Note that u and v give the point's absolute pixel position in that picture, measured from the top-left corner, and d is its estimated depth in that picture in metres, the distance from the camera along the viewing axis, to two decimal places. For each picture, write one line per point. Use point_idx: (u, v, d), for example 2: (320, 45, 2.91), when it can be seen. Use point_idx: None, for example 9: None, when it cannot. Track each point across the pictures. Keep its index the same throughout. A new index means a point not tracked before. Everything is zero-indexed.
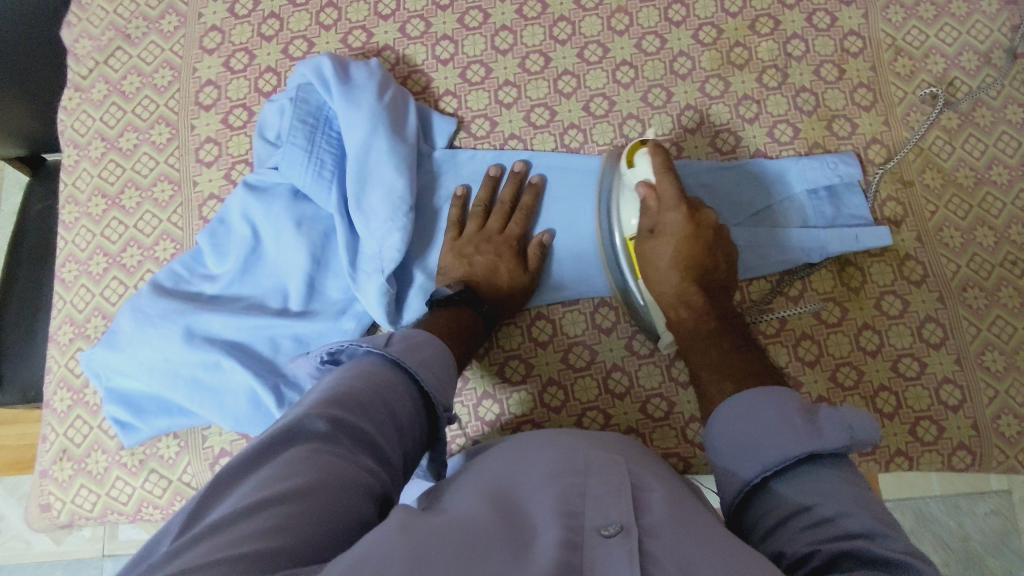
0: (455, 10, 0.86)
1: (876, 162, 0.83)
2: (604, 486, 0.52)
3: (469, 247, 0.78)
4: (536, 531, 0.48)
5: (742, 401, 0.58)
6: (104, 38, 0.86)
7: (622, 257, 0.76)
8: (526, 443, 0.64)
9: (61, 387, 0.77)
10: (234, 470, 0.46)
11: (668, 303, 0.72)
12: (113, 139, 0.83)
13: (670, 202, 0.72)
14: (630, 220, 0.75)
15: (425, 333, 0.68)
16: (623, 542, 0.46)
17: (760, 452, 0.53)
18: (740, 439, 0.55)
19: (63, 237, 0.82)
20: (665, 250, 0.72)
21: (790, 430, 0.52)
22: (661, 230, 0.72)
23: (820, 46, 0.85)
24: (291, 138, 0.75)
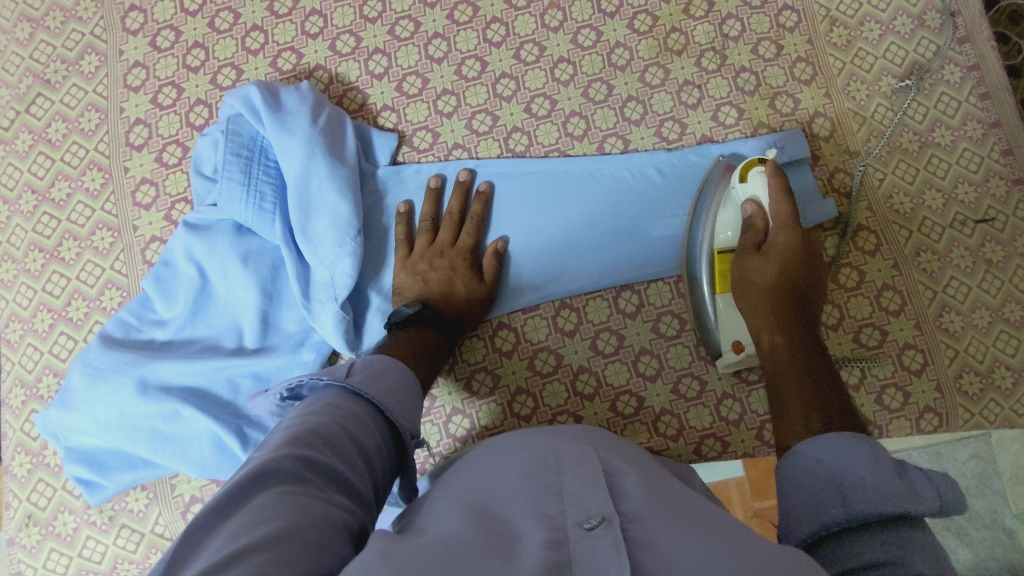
0: (384, 22, 0.84)
1: (821, 136, 0.83)
2: (579, 480, 0.52)
3: (422, 263, 0.77)
4: (518, 537, 0.47)
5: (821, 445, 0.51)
6: (23, 86, 0.83)
7: (704, 268, 0.73)
8: (499, 448, 0.63)
9: (20, 451, 0.75)
10: (203, 525, 0.44)
11: (762, 326, 0.66)
12: (44, 191, 0.80)
13: (783, 223, 0.67)
14: (725, 233, 0.71)
15: (387, 358, 0.67)
16: (606, 532, 0.45)
17: (849, 496, 0.46)
18: (823, 482, 0.48)
19: (4, 296, 0.79)
20: (771, 271, 0.66)
21: (885, 483, 0.45)
22: (770, 252, 0.67)
23: (756, 24, 0.85)
24: (226, 172, 0.73)
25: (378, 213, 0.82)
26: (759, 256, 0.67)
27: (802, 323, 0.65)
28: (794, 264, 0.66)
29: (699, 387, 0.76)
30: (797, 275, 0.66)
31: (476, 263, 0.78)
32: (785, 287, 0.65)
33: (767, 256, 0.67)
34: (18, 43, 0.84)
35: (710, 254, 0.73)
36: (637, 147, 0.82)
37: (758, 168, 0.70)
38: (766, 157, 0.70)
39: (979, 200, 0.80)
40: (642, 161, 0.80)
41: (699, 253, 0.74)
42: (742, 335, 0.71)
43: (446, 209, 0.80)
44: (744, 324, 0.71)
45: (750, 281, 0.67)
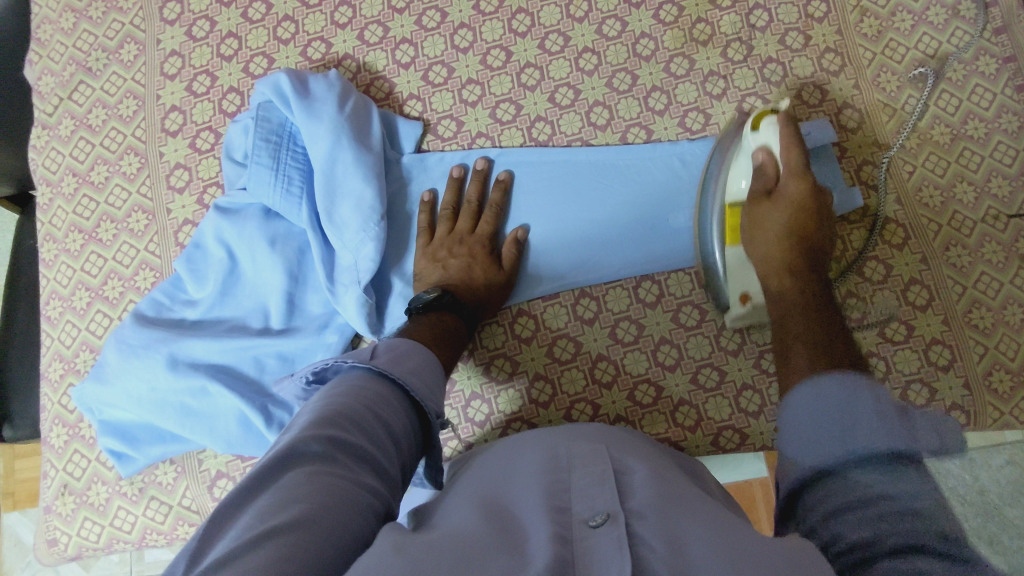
0: (412, 12, 0.85)
1: (848, 127, 0.82)
2: (587, 478, 0.53)
3: (442, 250, 0.79)
4: (530, 529, 0.48)
5: (823, 381, 0.53)
6: (66, 73, 0.86)
7: (714, 220, 0.73)
8: (518, 444, 0.64)
9: (57, 424, 0.78)
10: (232, 503, 0.45)
11: (772, 271, 0.67)
12: (84, 174, 0.84)
13: (795, 168, 0.67)
14: (737, 184, 0.71)
15: (409, 341, 0.68)
16: (611, 529, 0.46)
17: (851, 431, 0.47)
18: (823, 417, 0.50)
19: (45, 275, 0.82)
20: (781, 217, 0.67)
21: (887, 423, 0.47)
22: (781, 198, 0.67)
23: (784, 14, 0.84)
24: (256, 157, 0.75)
25: (402, 200, 0.83)
26: (768, 202, 0.68)
27: (809, 264, 0.67)
28: (804, 209, 0.67)
29: (718, 378, 0.76)
30: (806, 222, 0.67)
31: (495, 250, 0.79)
32: (794, 235, 0.67)
33: (776, 202, 0.68)
34: (63, 33, 0.87)
35: (721, 207, 0.72)
36: (660, 137, 0.82)
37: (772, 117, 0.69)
38: (780, 107, 0.69)
39: (1014, 194, 0.78)
40: (665, 151, 0.80)
41: (709, 206, 0.74)
42: (748, 287, 0.72)
43: (465, 197, 0.81)
44: (751, 275, 0.71)
45: (760, 229, 0.68)
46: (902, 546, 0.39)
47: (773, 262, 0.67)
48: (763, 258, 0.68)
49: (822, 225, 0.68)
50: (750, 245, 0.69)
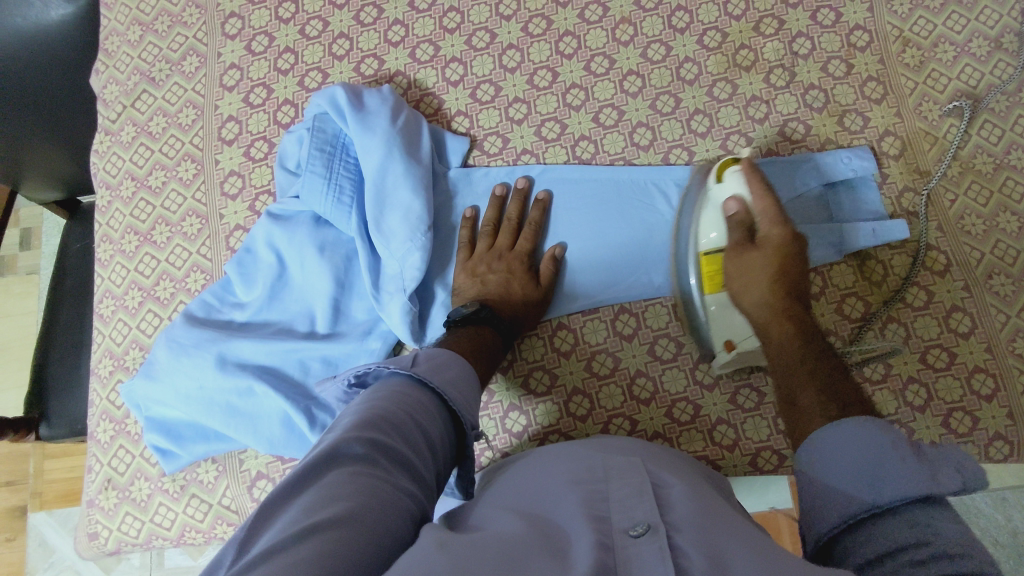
0: (462, 32, 0.88)
1: (890, 154, 0.83)
2: (626, 489, 0.53)
3: (481, 265, 0.80)
4: (569, 536, 0.48)
5: (832, 428, 0.54)
6: (130, 82, 0.90)
7: (693, 270, 0.74)
8: (549, 456, 0.65)
9: (104, 419, 0.80)
10: (276, 498, 0.46)
11: (765, 320, 0.67)
12: (143, 178, 0.87)
13: (771, 216, 0.68)
14: (709, 235, 0.72)
15: (448, 352, 0.68)
16: (653, 540, 0.46)
17: (879, 487, 0.48)
18: (847, 474, 0.50)
19: (100, 274, 0.85)
20: (768, 263, 0.67)
21: (908, 466, 0.48)
22: (764, 244, 0.68)
23: (827, 42, 0.86)
24: (310, 166, 0.78)
25: (447, 213, 0.85)
26: (754, 248, 0.69)
27: (802, 309, 0.67)
28: (788, 253, 0.68)
29: (757, 399, 0.76)
30: (791, 265, 0.68)
31: (532, 267, 0.80)
32: (782, 282, 0.67)
33: (763, 248, 0.68)
34: (129, 44, 0.91)
35: (697, 258, 0.74)
36: (702, 159, 0.84)
37: (734, 167, 0.73)
38: (740, 157, 0.74)
39: None
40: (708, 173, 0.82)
41: (686, 257, 0.76)
42: (733, 335, 0.73)
43: (506, 215, 0.82)
44: (736, 322, 0.72)
45: (745, 277, 0.68)
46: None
47: (768, 310, 0.67)
48: (761, 305, 0.67)
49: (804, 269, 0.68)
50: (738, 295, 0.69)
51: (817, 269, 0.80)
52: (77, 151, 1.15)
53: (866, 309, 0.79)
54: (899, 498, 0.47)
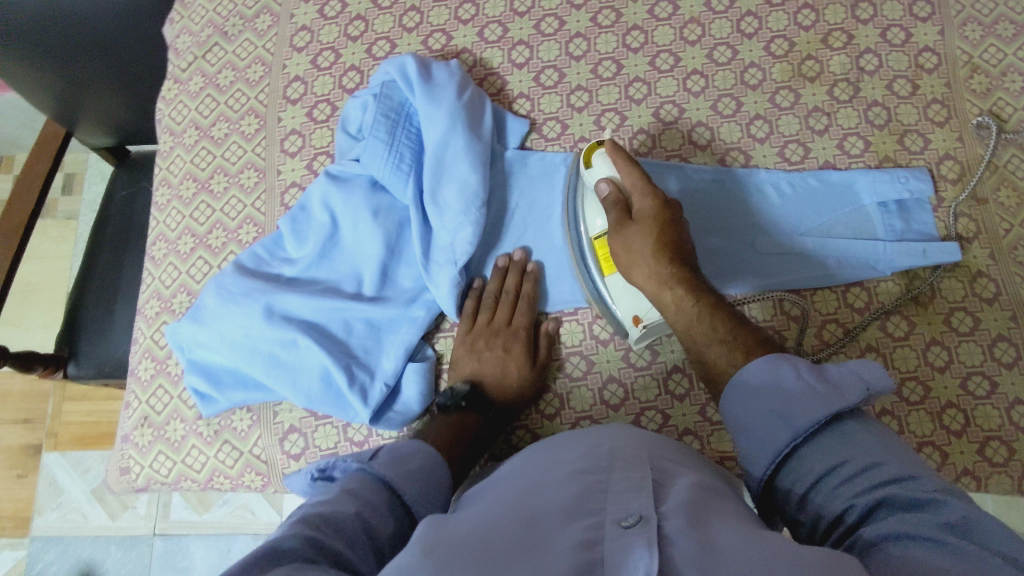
0: (532, 16, 0.89)
1: (948, 178, 0.82)
2: (627, 481, 0.51)
3: (480, 341, 0.79)
4: (556, 527, 0.46)
5: (748, 374, 0.57)
6: (203, 35, 0.92)
7: (590, 256, 0.78)
8: (555, 442, 0.62)
9: (147, 358, 0.82)
10: None
11: (657, 288, 0.68)
12: (206, 128, 0.88)
13: (639, 190, 0.71)
14: (595, 221, 0.76)
15: (415, 443, 0.63)
16: (642, 531, 0.44)
17: (791, 419, 0.52)
18: (761, 413, 0.55)
19: (156, 217, 0.87)
20: (644, 235, 0.69)
21: (815, 394, 0.52)
22: (639, 219, 0.70)
23: (894, 61, 0.86)
24: (373, 131, 0.79)
25: (502, 193, 0.85)
26: (631, 224, 0.70)
27: (692, 271, 0.68)
28: (660, 222, 0.69)
29: None
30: (668, 231, 0.69)
31: (530, 344, 0.79)
32: (662, 248, 0.68)
33: (638, 222, 0.70)
34: None
35: (591, 244, 0.77)
36: (758, 164, 0.84)
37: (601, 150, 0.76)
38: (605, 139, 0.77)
39: None
40: (761, 181, 0.83)
41: (584, 246, 0.79)
42: (637, 309, 0.74)
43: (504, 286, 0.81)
44: (636, 296, 0.74)
45: (628, 253, 0.70)
46: (872, 509, 0.45)
47: (656, 280, 0.68)
48: (651, 277, 0.69)
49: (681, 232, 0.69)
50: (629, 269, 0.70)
51: (863, 282, 0.80)
52: (130, 91, 1.16)
53: (910, 328, 0.78)
54: (811, 424, 0.51)
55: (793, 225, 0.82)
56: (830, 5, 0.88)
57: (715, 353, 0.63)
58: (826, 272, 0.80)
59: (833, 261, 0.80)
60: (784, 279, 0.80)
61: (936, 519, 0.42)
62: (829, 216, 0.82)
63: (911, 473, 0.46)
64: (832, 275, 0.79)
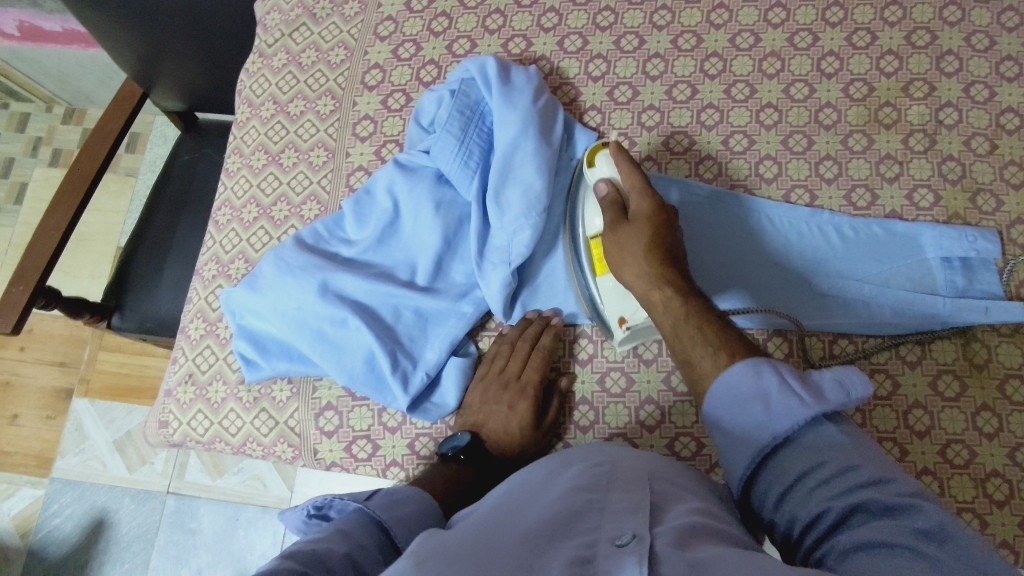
0: (613, 32, 0.90)
1: (1018, 242, 0.80)
2: (624, 503, 0.51)
3: (487, 394, 0.77)
4: (550, 538, 0.46)
5: (728, 375, 0.57)
6: (292, 14, 0.95)
7: (584, 254, 0.77)
8: (559, 457, 0.62)
9: (198, 318, 0.84)
10: None
11: (645, 288, 0.67)
12: (283, 104, 0.91)
13: (638, 191, 0.70)
14: (593, 221, 0.75)
15: (411, 488, 0.61)
16: (634, 549, 0.44)
17: (770, 421, 0.52)
18: (740, 412, 0.55)
19: (225, 183, 0.90)
20: (639, 237, 0.68)
21: (794, 397, 0.52)
22: (635, 220, 0.69)
23: (975, 118, 0.85)
24: (447, 126, 0.80)
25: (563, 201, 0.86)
26: (627, 225, 0.70)
27: (682, 275, 0.67)
28: (657, 222, 0.68)
29: None
30: (664, 233, 0.68)
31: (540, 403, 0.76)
32: (656, 250, 0.67)
33: (634, 224, 0.69)
34: None
35: (587, 242, 0.77)
36: (823, 205, 0.83)
37: (604, 151, 0.76)
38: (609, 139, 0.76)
39: None
40: (826, 222, 0.82)
41: (580, 242, 0.78)
42: (624, 310, 0.75)
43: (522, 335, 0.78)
44: (626, 299, 0.74)
45: (621, 252, 0.69)
46: (849, 514, 0.46)
47: (646, 280, 0.67)
48: (641, 276, 0.68)
49: (675, 235, 0.69)
50: (620, 267, 0.70)
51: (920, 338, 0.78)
52: (208, 59, 1.19)
53: (962, 390, 0.76)
54: (789, 429, 0.51)
55: (853, 269, 0.81)
56: (915, 55, 0.87)
57: (699, 357, 0.61)
58: (880, 322, 0.78)
59: (889, 310, 0.78)
60: (781, 308, 0.80)
61: (912, 525, 0.44)
62: (890, 265, 0.81)
63: (885, 476, 0.48)
64: (887, 325, 0.78)
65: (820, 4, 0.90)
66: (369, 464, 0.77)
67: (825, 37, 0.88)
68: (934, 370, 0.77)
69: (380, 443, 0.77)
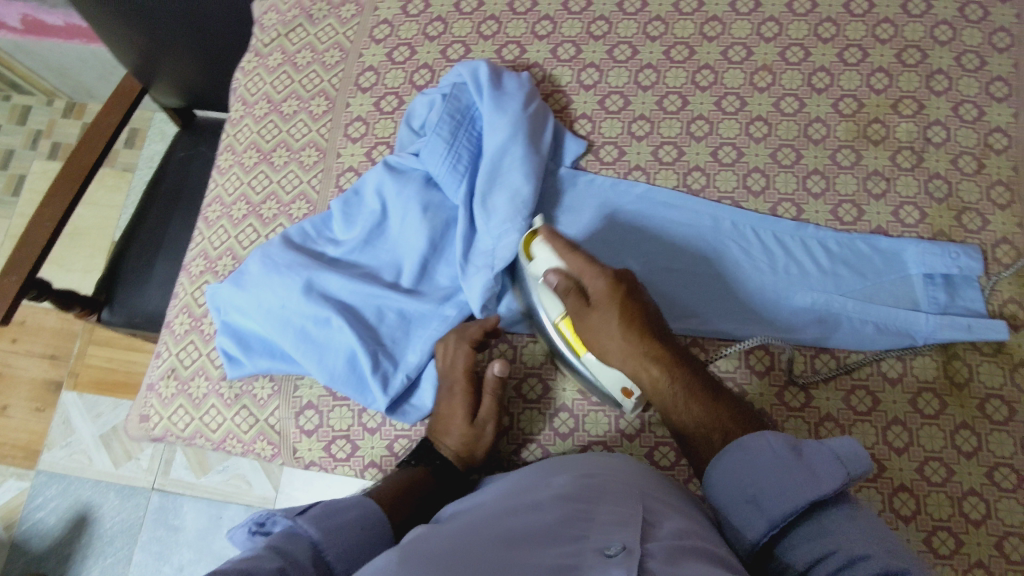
0: (607, 42, 0.91)
1: (1002, 261, 0.80)
2: (612, 516, 0.50)
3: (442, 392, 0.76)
4: (535, 547, 0.46)
5: (728, 454, 0.59)
6: (289, 14, 0.95)
7: (558, 341, 0.74)
8: (548, 465, 0.62)
9: (183, 313, 0.85)
10: None
11: (636, 368, 0.66)
12: (277, 103, 0.91)
13: (590, 274, 0.68)
14: (554, 311, 0.72)
15: (348, 500, 0.61)
16: (621, 562, 0.44)
17: (769, 501, 0.55)
18: (742, 494, 0.57)
19: (216, 180, 0.90)
20: (611, 316, 0.67)
21: (793, 478, 0.55)
22: (598, 304, 0.68)
23: (963, 136, 0.85)
24: (437, 130, 0.81)
25: (550, 208, 0.86)
26: (594, 312, 0.68)
27: (665, 346, 0.66)
28: (619, 301, 0.67)
29: None
30: (629, 307, 0.67)
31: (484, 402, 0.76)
32: (632, 326, 0.66)
33: (599, 308, 0.67)
34: None
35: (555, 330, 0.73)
36: (810, 219, 0.84)
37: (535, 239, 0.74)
38: (535, 229, 0.74)
39: None
40: (810, 236, 0.83)
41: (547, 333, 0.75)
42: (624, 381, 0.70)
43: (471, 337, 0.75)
44: (617, 373, 0.70)
45: (601, 340, 0.67)
46: None
47: (632, 357, 0.66)
48: (627, 358, 0.66)
49: (640, 301, 0.68)
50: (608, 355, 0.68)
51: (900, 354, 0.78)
52: (208, 56, 1.20)
53: (941, 408, 0.76)
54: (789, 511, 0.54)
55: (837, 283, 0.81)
56: (905, 73, 0.88)
57: (694, 435, 0.63)
58: (861, 337, 0.79)
59: (871, 326, 0.79)
60: (763, 319, 0.80)
61: None
62: (874, 280, 0.81)
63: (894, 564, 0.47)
64: (868, 340, 0.78)
65: (813, 19, 0.90)
66: (347, 465, 0.77)
67: (816, 53, 0.89)
68: (914, 387, 0.77)
69: (359, 443, 0.77)
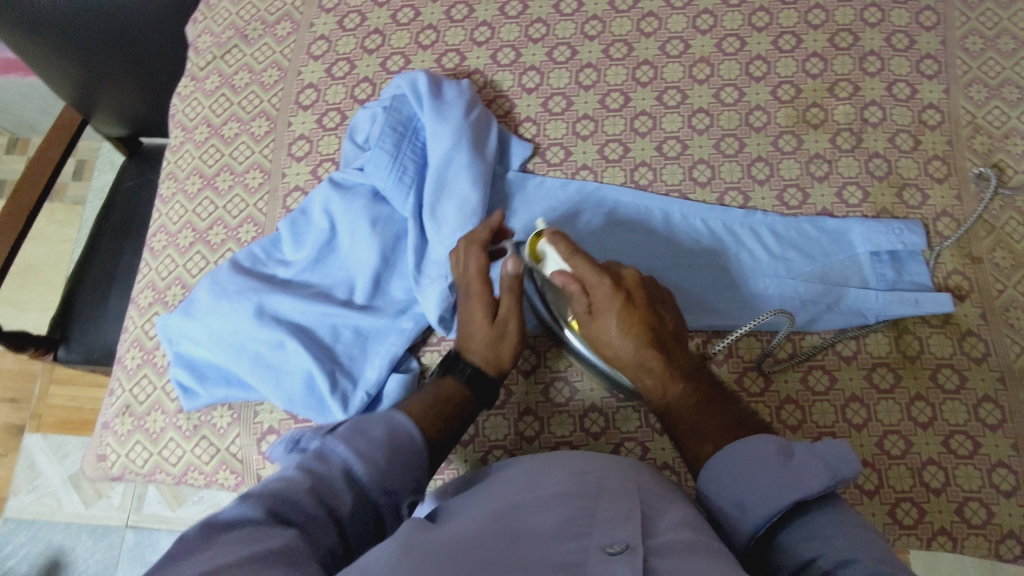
0: (545, 44, 0.91)
1: (944, 234, 0.82)
2: (613, 510, 0.50)
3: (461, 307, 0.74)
4: (538, 547, 0.46)
5: (718, 458, 0.59)
6: (224, 36, 0.94)
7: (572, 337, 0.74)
8: (545, 455, 0.61)
9: (135, 347, 0.83)
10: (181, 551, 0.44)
11: (633, 371, 0.67)
12: (217, 127, 0.90)
13: (592, 279, 0.67)
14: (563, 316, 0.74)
15: (381, 415, 0.59)
16: (626, 560, 0.44)
17: (758, 505, 0.55)
18: (731, 497, 0.57)
19: (160, 209, 0.89)
20: (614, 322, 0.67)
21: (781, 481, 0.55)
22: (601, 309, 0.67)
23: (898, 115, 0.87)
24: (380, 143, 0.80)
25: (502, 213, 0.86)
26: (598, 317, 0.67)
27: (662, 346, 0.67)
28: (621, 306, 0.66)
29: None
30: (633, 312, 0.66)
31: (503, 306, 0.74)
32: (634, 330, 0.66)
33: (603, 314, 0.67)
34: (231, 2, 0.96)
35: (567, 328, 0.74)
36: (757, 206, 0.85)
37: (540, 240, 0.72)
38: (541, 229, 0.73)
39: None
40: (759, 222, 0.84)
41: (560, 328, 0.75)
42: None
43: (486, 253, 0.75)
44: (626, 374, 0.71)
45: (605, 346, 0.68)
46: None
47: (634, 359, 0.67)
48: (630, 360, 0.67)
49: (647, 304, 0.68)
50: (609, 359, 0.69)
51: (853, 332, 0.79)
52: (148, 84, 1.18)
53: (896, 381, 0.77)
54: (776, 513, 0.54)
55: (788, 267, 0.82)
56: (838, 56, 0.90)
57: (685, 434, 0.64)
58: (814, 319, 0.80)
59: (823, 307, 0.80)
60: (717, 308, 0.81)
61: None
62: (823, 261, 0.82)
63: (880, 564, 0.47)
64: (822, 321, 0.80)
65: (746, 10, 0.92)
66: None
67: (752, 42, 0.91)
68: (869, 364, 0.78)
69: None
